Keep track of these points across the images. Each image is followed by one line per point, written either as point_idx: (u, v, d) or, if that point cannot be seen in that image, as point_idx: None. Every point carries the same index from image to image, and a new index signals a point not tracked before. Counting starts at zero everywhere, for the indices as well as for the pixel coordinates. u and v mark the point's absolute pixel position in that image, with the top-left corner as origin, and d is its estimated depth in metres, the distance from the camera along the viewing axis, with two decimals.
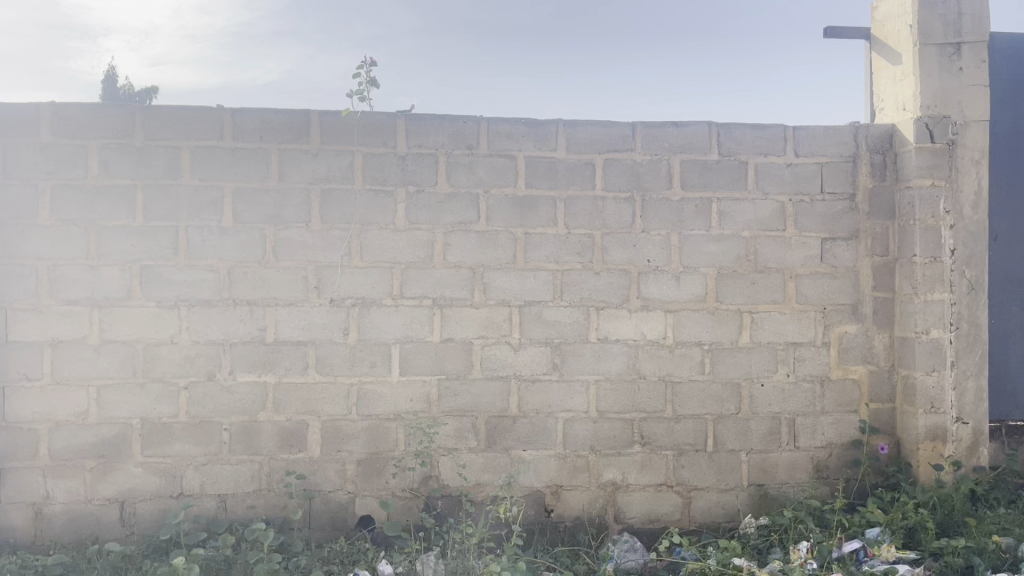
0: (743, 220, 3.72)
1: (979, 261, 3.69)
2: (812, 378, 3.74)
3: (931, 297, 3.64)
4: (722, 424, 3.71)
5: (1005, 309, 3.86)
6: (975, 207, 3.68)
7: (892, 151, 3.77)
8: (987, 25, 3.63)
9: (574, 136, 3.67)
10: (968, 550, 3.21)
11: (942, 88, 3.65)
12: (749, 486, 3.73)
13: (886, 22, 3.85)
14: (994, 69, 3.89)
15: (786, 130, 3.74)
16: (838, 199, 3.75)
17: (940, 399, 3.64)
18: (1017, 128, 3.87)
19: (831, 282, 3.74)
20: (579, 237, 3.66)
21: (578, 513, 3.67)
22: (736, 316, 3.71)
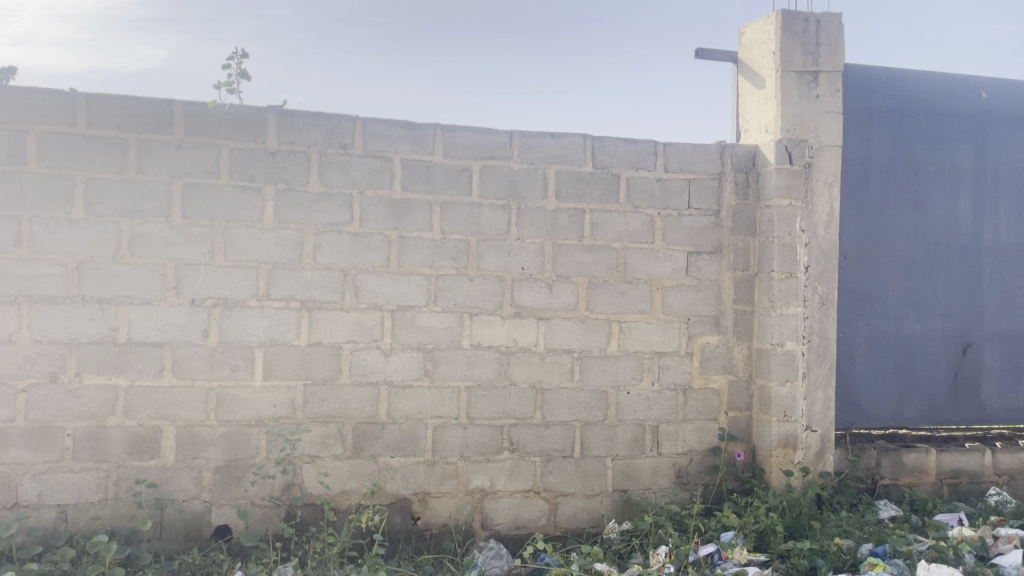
0: (614, 231, 3.81)
1: (830, 278, 3.90)
2: (675, 387, 3.86)
3: (786, 311, 3.82)
4: (589, 430, 3.78)
5: (852, 324, 4.12)
6: (828, 226, 3.90)
7: (755, 170, 3.95)
8: (841, 56, 3.87)
9: (451, 141, 3.65)
10: (813, 553, 3.38)
11: (800, 113, 3.85)
12: (613, 492, 3.81)
13: (751, 47, 4.03)
14: (848, 99, 4.14)
15: (656, 146, 3.86)
16: (703, 214, 3.90)
17: (792, 408, 3.82)
18: (866, 155, 4.15)
19: (696, 294, 3.89)
20: (453, 243, 3.64)
21: (445, 520, 3.64)
22: (606, 324, 3.79)
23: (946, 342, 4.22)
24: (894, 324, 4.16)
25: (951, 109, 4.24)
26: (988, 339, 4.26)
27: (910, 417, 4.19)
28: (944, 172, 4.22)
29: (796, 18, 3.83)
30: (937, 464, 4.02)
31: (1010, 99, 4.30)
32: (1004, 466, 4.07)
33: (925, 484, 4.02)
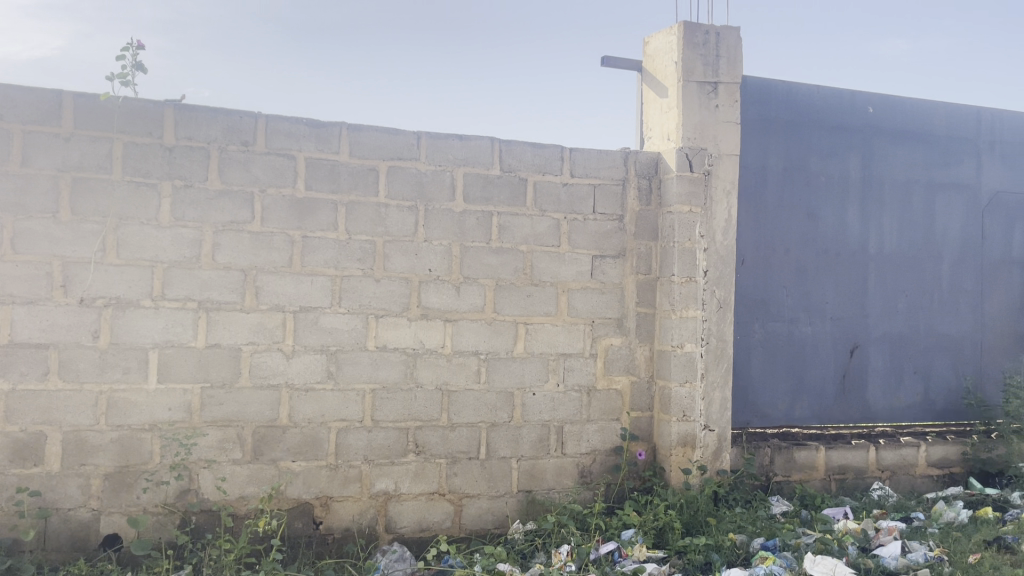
0: (521, 234, 3.85)
1: (728, 282, 4.04)
2: (579, 388, 3.92)
3: (686, 314, 3.93)
4: (494, 431, 3.80)
5: (748, 326, 4.27)
6: (725, 232, 4.04)
7: (657, 177, 4.05)
8: (739, 68, 4.01)
9: (358, 141, 3.61)
10: (707, 548, 3.49)
11: (701, 122, 3.97)
12: (518, 492, 3.84)
13: (655, 57, 4.13)
14: (746, 110, 4.29)
15: (563, 151, 3.92)
16: (608, 219, 3.98)
17: (691, 408, 3.93)
18: (763, 164, 4.31)
19: (600, 297, 3.96)
20: (359, 243, 3.60)
21: (348, 524, 3.60)
22: (512, 326, 3.82)
23: (835, 344, 4.42)
24: (787, 327, 4.34)
25: (841, 122, 4.45)
26: (873, 342, 4.49)
27: (802, 416, 4.38)
28: (834, 182, 4.43)
29: (697, 30, 3.95)
30: (825, 461, 4.22)
31: (895, 114, 4.54)
32: (887, 462, 4.29)
33: (814, 480, 4.20)
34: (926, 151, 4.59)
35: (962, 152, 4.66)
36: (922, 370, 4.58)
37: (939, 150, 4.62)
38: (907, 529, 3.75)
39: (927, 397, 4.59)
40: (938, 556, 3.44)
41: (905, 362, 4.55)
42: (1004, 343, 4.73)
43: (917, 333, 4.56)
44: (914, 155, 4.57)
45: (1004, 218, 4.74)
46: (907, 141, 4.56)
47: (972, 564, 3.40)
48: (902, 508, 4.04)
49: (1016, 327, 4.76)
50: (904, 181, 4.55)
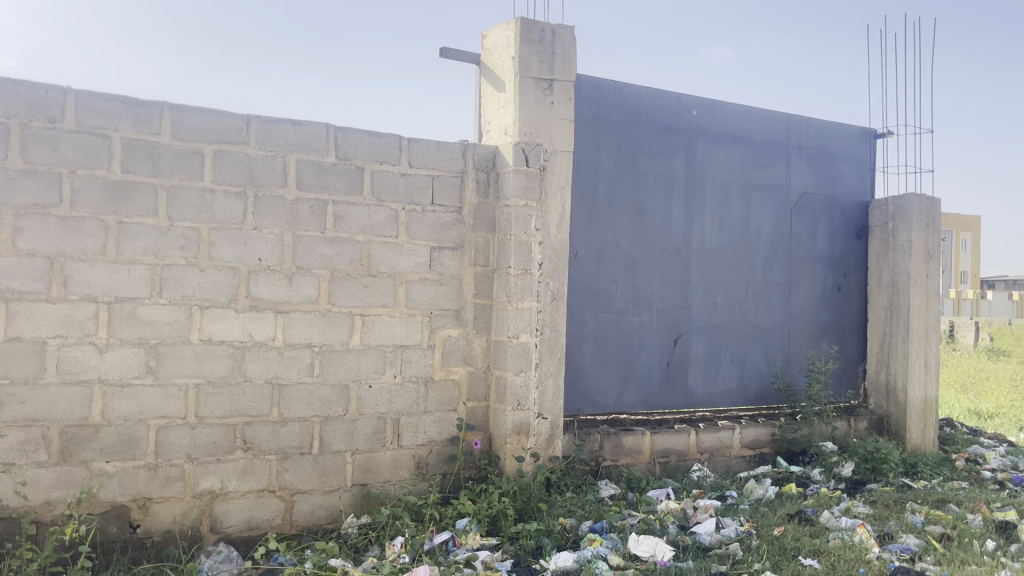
0: (357, 224, 3.78)
1: (561, 275, 4.15)
2: (416, 379, 3.92)
3: (521, 305, 4.00)
4: (328, 425, 3.72)
5: (581, 318, 4.42)
6: (559, 226, 4.15)
7: (494, 170, 4.10)
8: (573, 67, 4.13)
9: (181, 121, 3.41)
10: (539, 533, 3.58)
11: (536, 118, 4.05)
12: (352, 486, 3.78)
13: (493, 51, 4.17)
14: (580, 108, 4.42)
15: (400, 141, 3.88)
16: (446, 210, 3.99)
17: (525, 397, 4.01)
18: (595, 161, 4.47)
19: (438, 288, 3.97)
20: (182, 231, 3.42)
21: (169, 526, 3.41)
22: (347, 318, 3.75)
23: (660, 334, 4.66)
24: (617, 318, 4.53)
25: (667, 124, 4.68)
26: (694, 331, 4.77)
27: (629, 402, 4.58)
28: (660, 180, 4.66)
29: (533, 27, 4.02)
30: (651, 445, 4.43)
31: (715, 117, 4.83)
32: (706, 445, 4.58)
33: (640, 463, 4.41)
34: (742, 153, 4.92)
35: (774, 155, 5.03)
36: (738, 358, 4.91)
37: (754, 153, 4.96)
38: (721, 507, 4.02)
39: (742, 383, 4.93)
40: (747, 531, 3.71)
41: (722, 350, 4.86)
42: (808, 333, 5.16)
43: (733, 324, 4.89)
44: (732, 157, 4.88)
45: (808, 218, 5.17)
46: (726, 143, 4.86)
47: (777, 536, 3.69)
48: (719, 487, 4.32)
49: (818, 318, 5.20)
50: (723, 181, 4.86)
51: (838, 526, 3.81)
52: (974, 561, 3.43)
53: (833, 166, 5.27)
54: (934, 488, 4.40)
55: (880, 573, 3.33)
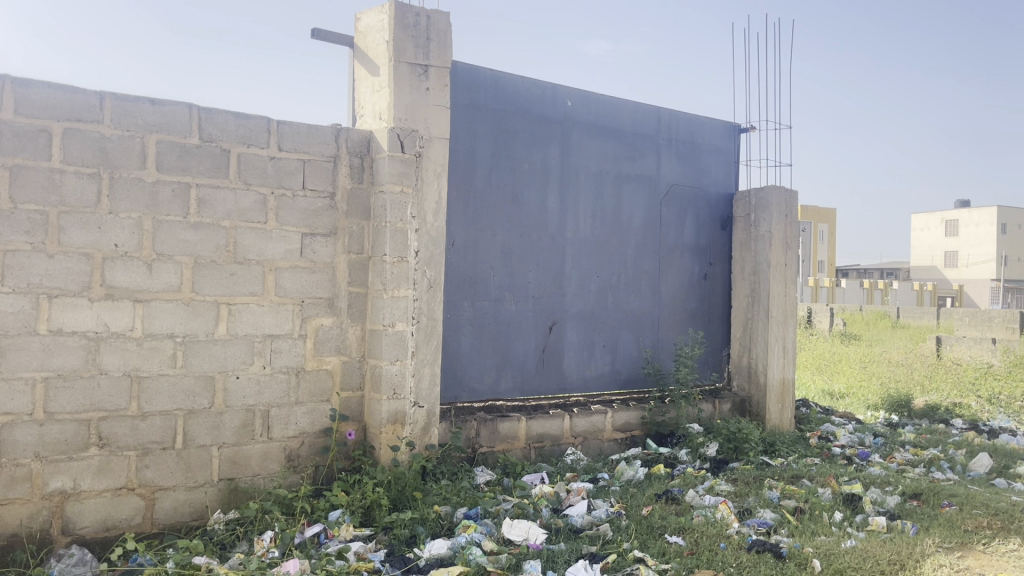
0: (223, 209, 3.63)
1: (437, 262, 4.12)
2: (287, 369, 3.81)
3: (397, 293, 3.95)
4: (193, 418, 3.56)
5: (457, 305, 4.41)
6: (435, 214, 4.12)
7: (368, 155, 4.03)
8: (447, 53, 4.10)
9: (25, 96, 3.18)
10: (413, 522, 3.56)
11: (411, 104, 4.01)
12: (219, 481, 3.64)
13: (366, 34, 4.09)
14: (456, 95, 4.39)
15: (269, 123, 3.75)
16: (318, 196, 3.89)
17: (400, 386, 3.97)
18: (472, 149, 4.46)
19: (309, 276, 3.87)
20: (28, 214, 3.19)
21: (15, 530, 3.19)
22: (213, 307, 3.61)
23: (536, 321, 4.73)
24: (494, 306, 4.55)
25: (543, 113, 4.72)
26: (569, 318, 4.86)
27: (506, 389, 4.62)
28: (536, 169, 4.71)
29: (408, 12, 3.96)
30: (526, 431, 4.49)
31: (589, 108, 4.92)
32: (579, 429, 4.68)
33: (516, 449, 4.46)
34: (615, 144, 5.04)
35: (645, 147, 5.18)
36: (610, 344, 5.04)
37: (626, 144, 5.09)
38: (593, 489, 4.13)
39: (615, 368, 5.07)
40: (617, 512, 3.82)
41: (596, 336, 4.98)
42: (676, 319, 5.37)
43: (606, 311, 5.02)
44: (606, 148, 4.99)
45: (676, 209, 5.36)
46: (599, 134, 4.97)
47: (645, 516, 3.82)
48: (591, 470, 4.42)
49: (686, 304, 5.42)
50: (597, 171, 4.96)
51: (702, 503, 3.98)
52: (823, 532, 3.67)
53: (699, 159, 5.48)
54: (789, 465, 4.67)
55: (739, 547, 3.51)
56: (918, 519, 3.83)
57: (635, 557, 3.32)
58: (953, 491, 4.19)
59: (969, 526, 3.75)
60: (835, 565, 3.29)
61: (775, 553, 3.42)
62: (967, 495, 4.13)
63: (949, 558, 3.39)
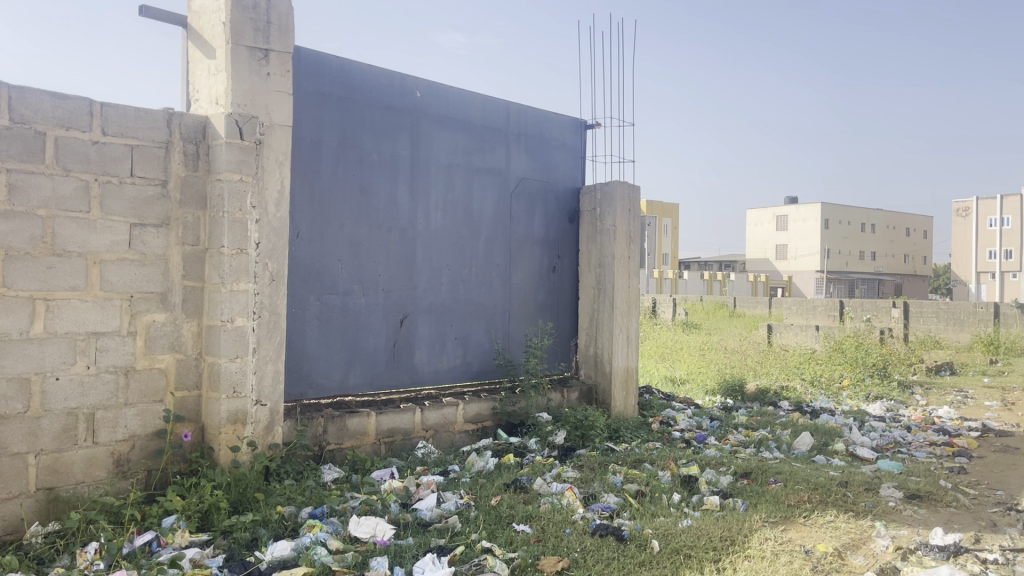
0: (39, 197, 3.34)
1: (280, 255, 3.97)
2: (113, 369, 3.57)
3: (236, 287, 3.78)
4: (5, 424, 3.26)
5: (303, 299, 4.28)
6: (278, 204, 3.96)
7: (204, 142, 3.84)
8: (289, 38, 3.96)
9: None
10: (254, 524, 3.42)
11: (251, 89, 3.83)
12: (37, 491, 3.35)
13: (201, 15, 3.88)
14: (299, 81, 4.25)
15: (91, 104, 3.48)
16: (148, 184, 3.66)
17: (241, 383, 3.80)
18: (317, 137, 4.33)
19: (139, 269, 3.64)
20: None
21: None
22: (28, 304, 3.31)
23: (385, 315, 4.66)
24: (341, 299, 4.45)
25: (392, 104, 4.65)
26: (419, 311, 4.83)
27: (354, 384, 4.53)
28: (385, 160, 4.63)
29: None
30: (375, 426, 4.42)
31: (439, 100, 4.89)
32: (430, 422, 4.65)
33: (364, 445, 4.38)
34: (464, 137, 5.04)
35: (494, 140, 5.21)
36: (461, 337, 5.05)
37: (475, 137, 5.10)
38: (443, 482, 4.12)
39: (466, 360, 5.08)
40: (466, 503, 3.84)
41: (447, 329, 4.97)
42: (525, 311, 5.45)
43: (457, 303, 5.02)
44: (455, 140, 4.98)
45: (526, 202, 5.44)
46: (449, 126, 4.94)
47: (493, 506, 3.86)
48: (442, 462, 4.41)
49: (535, 296, 5.52)
50: (447, 164, 4.95)
51: (549, 491, 4.06)
52: (662, 513, 3.83)
53: (548, 153, 5.58)
54: (632, 450, 4.85)
55: (583, 532, 3.61)
56: (748, 496, 4.08)
57: (483, 547, 3.34)
58: (778, 469, 4.49)
59: (792, 501, 4.03)
60: (672, 545, 3.45)
61: (617, 536, 3.54)
62: (791, 472, 4.44)
63: (774, 532, 3.64)
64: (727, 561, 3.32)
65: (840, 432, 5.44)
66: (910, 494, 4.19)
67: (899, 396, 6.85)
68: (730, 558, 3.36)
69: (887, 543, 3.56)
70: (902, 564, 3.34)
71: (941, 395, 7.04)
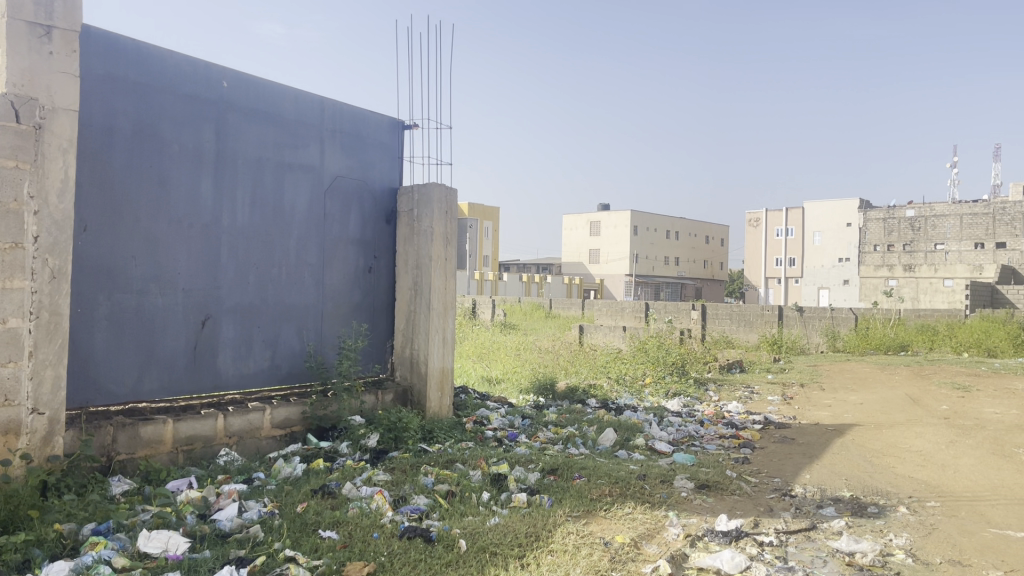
0: None
1: (62, 251, 3.64)
2: None
3: (9, 284, 3.42)
4: None
5: (91, 298, 3.96)
6: (61, 195, 3.62)
7: None
8: (77, 16, 3.65)
9: None
10: (27, 545, 3.10)
11: (29, 67, 3.50)
12: None
13: None
14: (88, 62, 3.92)
15: None
16: None
17: (14, 391, 3.45)
18: (109, 124, 4.01)
19: None
20: None
21: None
22: None
23: (186, 316, 4.40)
24: (135, 299, 4.16)
25: (195, 92, 4.40)
26: (224, 312, 4.60)
27: (149, 389, 4.24)
28: (187, 152, 4.38)
29: None
30: (173, 434, 4.16)
31: (247, 91, 4.68)
32: (234, 428, 4.44)
33: (160, 454, 4.11)
34: (276, 131, 4.86)
35: (308, 136, 5.07)
36: (270, 339, 4.87)
37: (287, 132, 4.93)
38: (246, 490, 3.94)
39: (275, 363, 4.90)
40: (270, 512, 3.70)
41: (254, 330, 4.77)
42: (339, 312, 5.34)
43: (265, 304, 4.84)
44: (265, 134, 4.79)
45: (340, 201, 5.33)
46: (259, 119, 4.75)
47: (299, 513, 3.74)
48: (246, 469, 4.23)
49: (350, 297, 5.42)
50: (255, 158, 4.75)
51: (358, 495, 4.00)
52: (471, 513, 3.88)
53: (364, 152, 5.50)
54: (445, 450, 4.88)
55: (391, 535, 3.58)
56: (554, 492, 4.22)
57: (286, 556, 3.22)
58: (583, 464, 4.68)
59: (594, 495, 4.21)
60: (479, 543, 3.50)
61: (424, 537, 3.54)
62: (594, 467, 4.64)
63: (577, 526, 3.78)
64: (531, 557, 3.42)
65: (641, 427, 5.75)
66: (700, 484, 4.50)
67: (695, 393, 7.35)
68: (534, 553, 3.45)
69: (678, 532, 3.80)
70: (691, 550, 3.57)
71: (731, 391, 7.63)
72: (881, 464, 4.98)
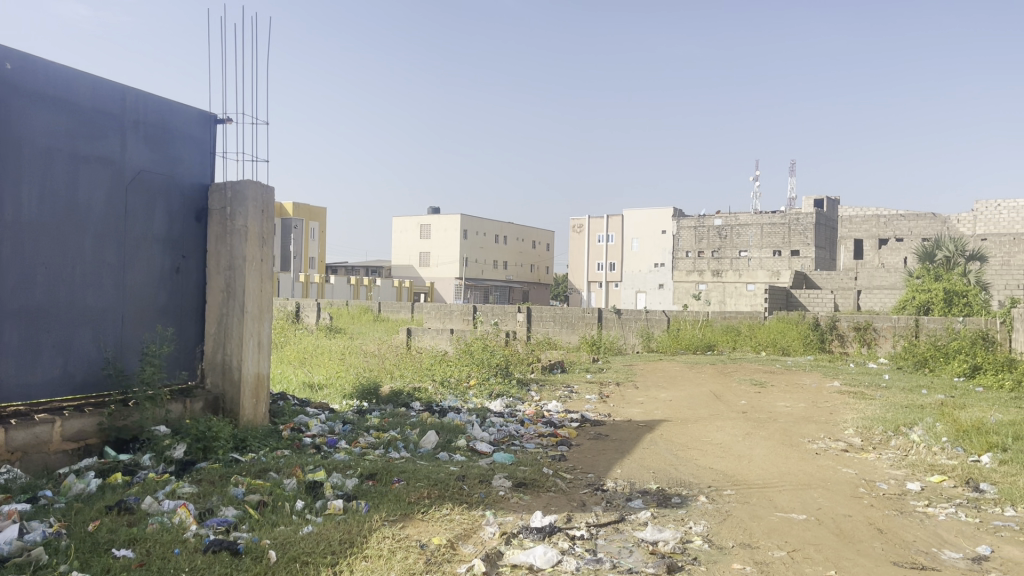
0: None
1: None
2: None
3: None
4: None
5: None
6: None
7: None
8: None
9: None
10: None
11: None
12: None
13: None
14: None
15: None
16: None
17: None
18: None
19: None
20: None
21: None
22: None
23: None
24: None
25: None
26: (6, 316, 4.19)
27: None
28: None
29: None
30: None
31: (35, 75, 4.30)
32: (17, 443, 4.04)
33: None
34: (69, 119, 4.49)
35: (106, 126, 4.72)
36: (61, 344, 4.49)
37: (82, 120, 4.57)
38: (29, 510, 3.60)
39: (67, 371, 4.52)
40: (56, 532, 3.39)
41: (42, 336, 4.39)
42: (141, 315, 5.01)
43: (56, 307, 4.46)
44: (57, 122, 4.42)
45: (144, 196, 5.00)
46: (49, 106, 4.37)
47: (90, 532, 3.46)
48: (31, 488, 3.86)
49: (154, 299, 5.10)
50: (44, 148, 4.37)
51: (159, 510, 3.76)
52: (283, 522, 3.75)
53: (170, 145, 5.20)
54: (258, 459, 4.69)
55: (195, 550, 3.39)
56: (372, 497, 4.16)
57: None
58: (402, 468, 4.65)
59: (412, 498, 4.19)
60: (290, 553, 3.38)
61: (231, 551, 3.38)
62: (413, 470, 4.62)
63: (392, 530, 3.75)
64: (344, 564, 3.35)
65: (463, 429, 5.80)
66: (517, 482, 4.59)
67: (517, 393, 7.50)
68: (347, 560, 3.38)
69: (494, 530, 3.85)
70: (506, 547, 3.64)
71: (552, 391, 7.85)
72: (686, 457, 5.29)
